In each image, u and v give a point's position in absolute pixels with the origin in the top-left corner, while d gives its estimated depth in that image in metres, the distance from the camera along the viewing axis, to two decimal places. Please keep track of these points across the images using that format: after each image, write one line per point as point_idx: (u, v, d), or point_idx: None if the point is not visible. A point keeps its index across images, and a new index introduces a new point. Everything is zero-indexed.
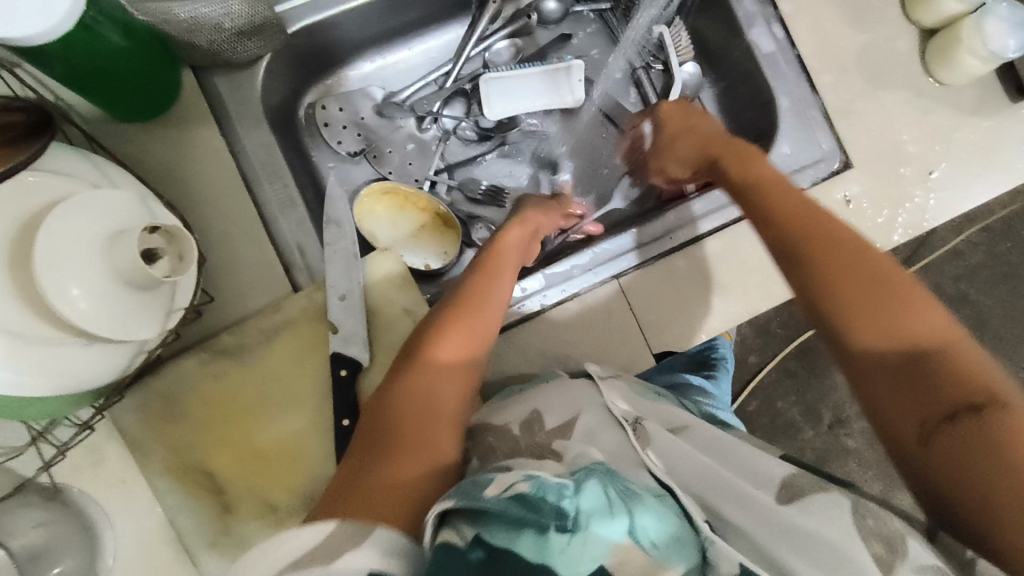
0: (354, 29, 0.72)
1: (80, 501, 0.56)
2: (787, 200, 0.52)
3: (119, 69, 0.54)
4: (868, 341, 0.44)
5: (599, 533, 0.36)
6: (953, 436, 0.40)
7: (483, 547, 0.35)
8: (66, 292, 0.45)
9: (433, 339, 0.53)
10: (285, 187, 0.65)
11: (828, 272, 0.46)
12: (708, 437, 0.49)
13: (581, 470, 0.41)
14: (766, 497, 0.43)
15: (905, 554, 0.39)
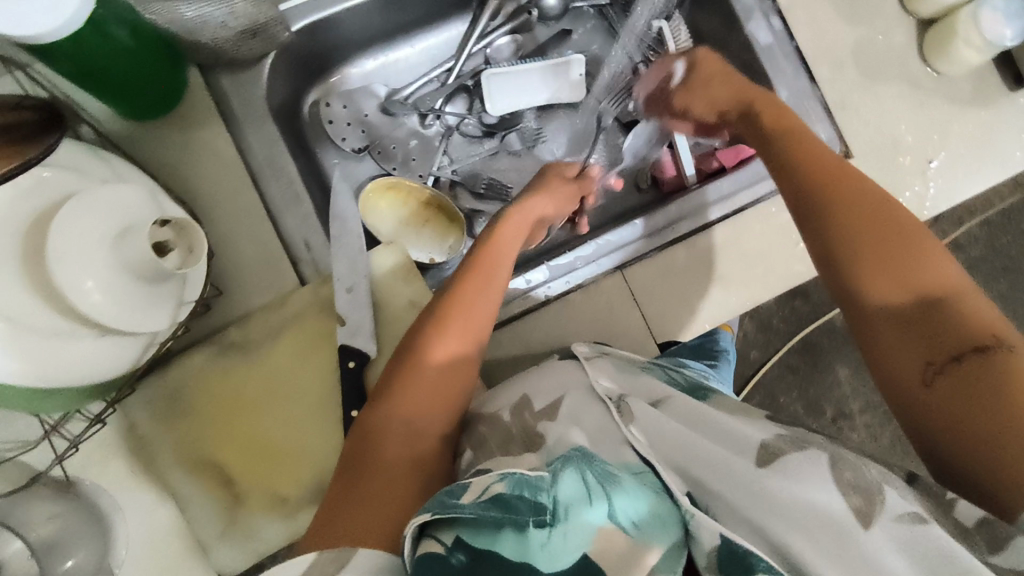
0: (356, 26, 0.73)
1: (93, 493, 0.57)
2: (811, 153, 0.52)
3: (127, 66, 0.54)
4: (879, 283, 0.45)
5: (579, 522, 0.39)
6: (955, 376, 0.41)
7: (464, 550, 0.39)
8: (81, 284, 0.46)
9: (427, 334, 0.53)
10: (289, 183, 0.65)
11: (849, 215, 0.47)
12: (687, 408, 0.48)
13: (558, 460, 0.43)
14: (744, 462, 0.42)
15: (883, 504, 0.38)
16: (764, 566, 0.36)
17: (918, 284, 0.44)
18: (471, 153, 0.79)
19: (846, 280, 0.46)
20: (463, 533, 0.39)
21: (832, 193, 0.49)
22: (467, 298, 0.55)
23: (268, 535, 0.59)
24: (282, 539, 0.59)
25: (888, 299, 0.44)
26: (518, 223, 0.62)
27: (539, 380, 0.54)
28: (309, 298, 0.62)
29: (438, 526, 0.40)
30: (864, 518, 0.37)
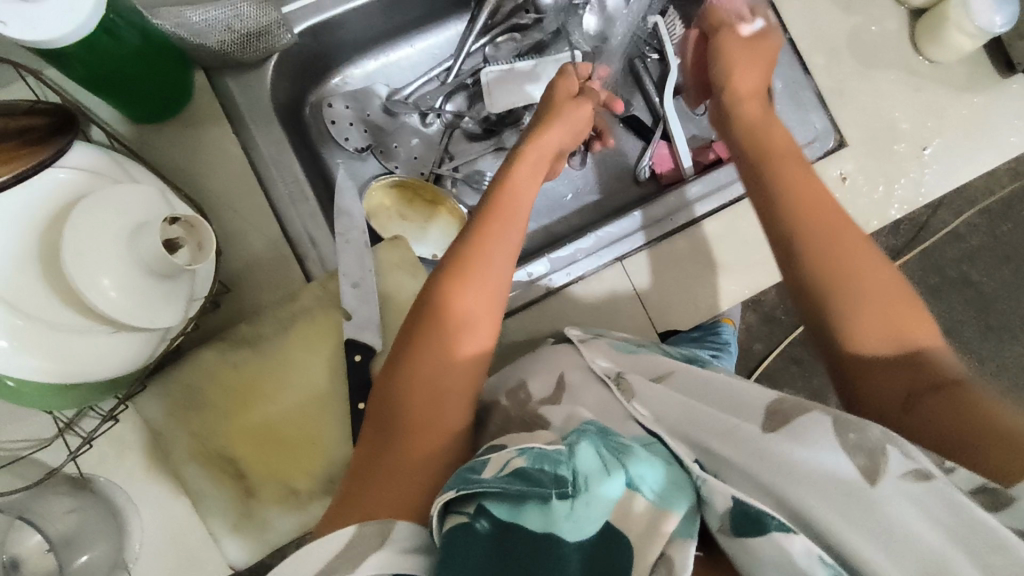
0: (358, 27, 0.74)
1: (107, 488, 0.59)
2: (794, 168, 0.54)
3: (137, 70, 0.56)
4: (865, 328, 0.47)
5: (599, 492, 0.39)
6: (936, 402, 0.44)
7: (489, 518, 0.38)
8: (98, 283, 0.47)
9: (440, 307, 0.52)
10: (297, 180, 0.67)
11: (838, 265, 0.49)
12: (690, 381, 0.50)
13: (573, 436, 0.43)
14: (751, 425, 0.43)
15: (885, 467, 0.38)
16: (776, 524, 0.37)
17: (898, 327, 0.47)
18: (472, 150, 0.81)
19: (832, 324, 0.48)
20: (487, 504, 0.39)
21: (822, 243, 0.50)
22: (485, 261, 0.54)
23: (280, 527, 0.60)
24: (294, 530, 0.60)
25: (872, 343, 0.47)
26: (534, 161, 0.62)
27: (535, 364, 0.58)
28: (317, 293, 0.63)
29: (462, 499, 0.40)
30: (870, 474, 0.38)
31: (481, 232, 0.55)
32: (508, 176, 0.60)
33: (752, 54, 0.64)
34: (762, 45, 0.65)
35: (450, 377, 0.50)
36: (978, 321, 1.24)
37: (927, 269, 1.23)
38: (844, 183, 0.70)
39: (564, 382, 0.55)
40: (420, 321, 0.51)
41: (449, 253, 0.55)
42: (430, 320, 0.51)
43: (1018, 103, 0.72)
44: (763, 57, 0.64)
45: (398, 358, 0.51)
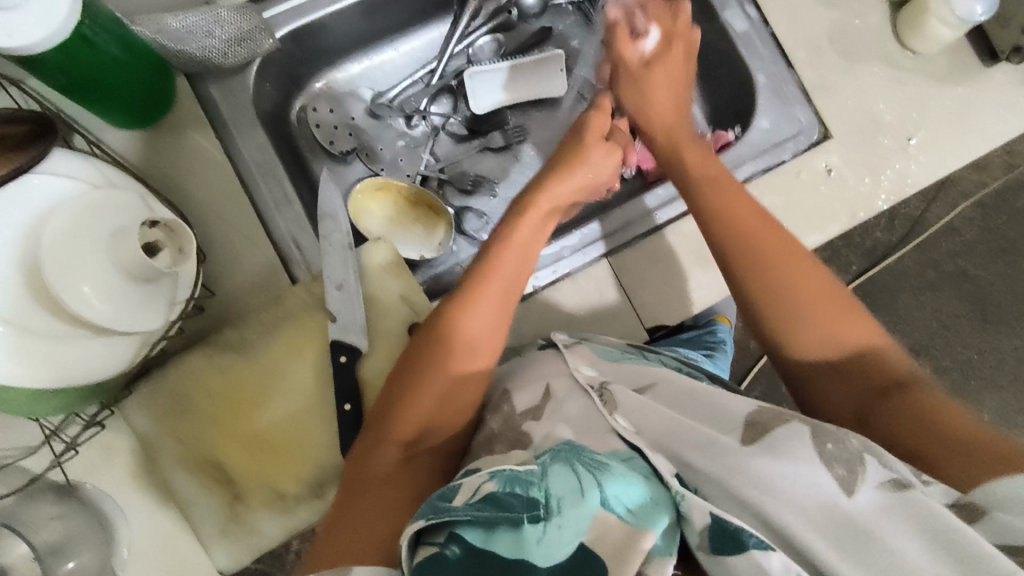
0: (341, 32, 0.75)
1: (93, 495, 0.59)
2: (729, 193, 0.57)
3: (117, 77, 0.56)
4: (805, 339, 0.50)
5: (573, 513, 0.39)
6: (886, 410, 0.47)
7: (459, 544, 0.39)
8: (80, 291, 0.48)
9: (434, 353, 0.52)
10: (281, 186, 0.67)
11: (766, 291, 0.52)
12: (676, 391, 0.50)
13: (547, 454, 0.43)
14: (730, 438, 0.43)
15: (864, 473, 0.39)
16: (755, 541, 0.37)
17: (837, 333, 0.50)
18: (458, 151, 0.81)
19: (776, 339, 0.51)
20: (458, 531, 0.39)
21: (753, 256, 0.53)
22: (484, 309, 0.54)
23: (268, 532, 0.59)
24: (283, 535, 0.60)
25: (816, 351, 0.50)
26: (548, 210, 0.60)
27: (524, 376, 0.55)
28: (301, 297, 0.63)
29: (434, 529, 0.40)
30: (847, 485, 0.39)
31: (481, 276, 0.55)
32: (520, 224, 0.58)
33: (667, 76, 0.66)
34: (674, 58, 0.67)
35: (447, 413, 0.52)
36: (976, 314, 1.23)
37: (922, 264, 1.22)
38: (830, 176, 0.70)
39: (550, 395, 0.52)
40: (412, 367, 0.52)
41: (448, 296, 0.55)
42: (428, 361, 0.52)
43: (1002, 93, 0.72)
44: (676, 76, 0.66)
45: (388, 402, 0.52)
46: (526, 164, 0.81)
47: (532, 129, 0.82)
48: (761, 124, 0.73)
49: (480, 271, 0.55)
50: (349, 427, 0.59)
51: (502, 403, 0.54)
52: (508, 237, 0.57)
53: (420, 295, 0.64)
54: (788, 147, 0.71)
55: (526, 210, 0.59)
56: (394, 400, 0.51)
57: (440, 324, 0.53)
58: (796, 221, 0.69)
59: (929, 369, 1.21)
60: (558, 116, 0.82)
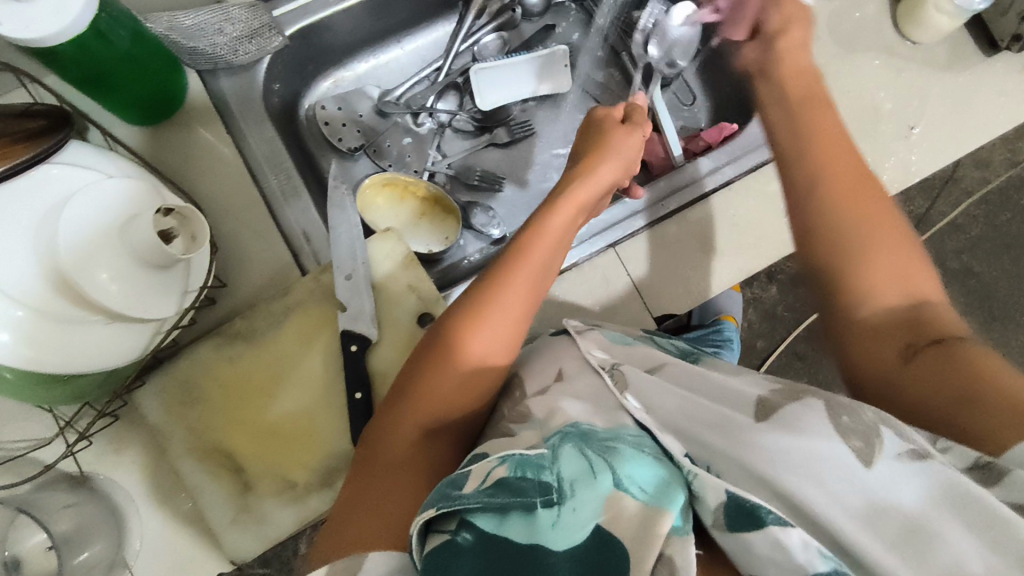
0: (347, 30, 0.76)
1: (107, 486, 0.59)
2: (827, 123, 0.56)
3: (129, 74, 0.57)
4: (871, 277, 0.48)
5: (585, 494, 0.39)
6: (931, 355, 0.44)
7: (471, 530, 0.39)
8: (96, 277, 0.49)
9: (457, 336, 0.51)
10: (289, 177, 0.68)
11: (855, 217, 0.50)
12: (685, 371, 0.50)
13: (556, 436, 0.44)
14: (744, 417, 0.43)
15: (882, 447, 0.38)
16: (774, 517, 0.35)
17: (906, 278, 0.48)
18: (465, 147, 0.82)
19: (838, 271, 0.49)
20: (470, 518, 0.39)
21: (832, 186, 0.52)
22: (508, 293, 0.52)
23: (278, 521, 0.59)
24: (293, 525, 0.59)
25: (883, 292, 0.48)
26: (582, 199, 0.60)
27: (535, 363, 0.56)
28: (309, 287, 0.63)
29: (445, 517, 0.40)
30: (865, 458, 0.38)
31: (514, 260, 0.54)
32: (549, 215, 0.58)
33: (762, 42, 0.63)
34: (811, 62, 0.62)
35: (459, 405, 0.51)
36: (983, 312, 1.23)
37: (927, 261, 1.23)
38: None
39: (561, 376, 0.52)
40: (436, 347, 0.51)
41: (465, 292, 0.53)
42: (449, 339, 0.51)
43: (1001, 81, 0.72)
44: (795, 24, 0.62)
45: (401, 393, 0.51)
46: (533, 158, 0.82)
47: (539, 124, 0.83)
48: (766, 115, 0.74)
49: (504, 265, 0.54)
50: (359, 417, 0.59)
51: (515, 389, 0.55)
52: (540, 224, 0.57)
53: (428, 284, 0.65)
54: None
55: (562, 196, 0.59)
56: (417, 379, 0.50)
57: (452, 325, 0.51)
58: None
59: None
60: (563, 111, 0.83)
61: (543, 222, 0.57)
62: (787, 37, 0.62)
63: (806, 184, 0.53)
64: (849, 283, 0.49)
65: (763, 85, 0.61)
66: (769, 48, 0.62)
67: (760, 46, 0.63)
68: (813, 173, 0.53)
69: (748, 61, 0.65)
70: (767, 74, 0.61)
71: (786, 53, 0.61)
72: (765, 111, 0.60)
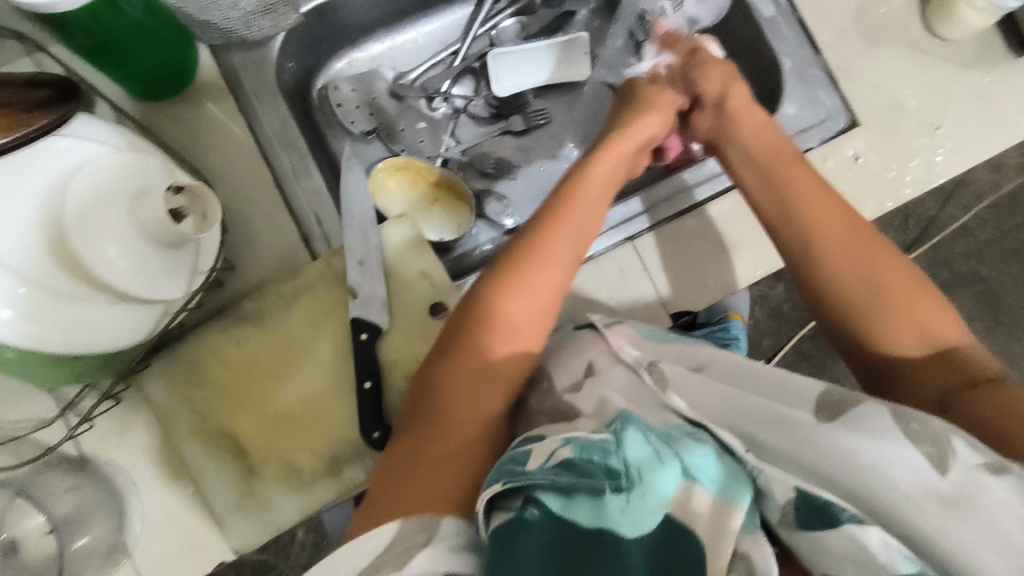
0: (363, 9, 0.74)
1: (106, 469, 0.57)
2: (801, 180, 0.57)
3: (139, 45, 0.55)
4: (889, 323, 0.49)
5: (654, 481, 0.39)
6: (970, 402, 0.45)
7: (538, 506, 0.39)
8: (104, 253, 0.47)
9: (498, 292, 0.52)
10: (301, 156, 0.66)
11: (859, 270, 0.51)
12: (730, 369, 0.51)
13: (618, 421, 0.44)
14: (804, 414, 0.44)
15: (953, 453, 0.39)
16: (848, 516, 0.37)
17: (924, 320, 0.49)
18: (480, 134, 0.80)
19: (855, 325, 0.50)
20: (537, 494, 0.39)
21: (823, 247, 0.53)
22: (546, 250, 0.54)
23: (284, 509, 0.58)
24: (297, 513, 0.58)
25: (906, 340, 0.49)
26: (615, 161, 0.61)
27: (562, 354, 0.58)
28: (321, 270, 0.62)
29: (509, 494, 0.40)
30: (940, 465, 0.39)
31: (548, 223, 0.55)
32: (586, 172, 0.59)
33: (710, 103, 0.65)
34: (765, 113, 0.64)
35: (503, 369, 0.51)
36: (988, 318, 1.22)
37: (936, 264, 1.22)
38: (856, 163, 0.69)
39: (592, 370, 0.54)
40: (479, 303, 0.52)
41: (506, 248, 0.55)
42: (485, 307, 0.52)
43: None
44: (736, 79, 0.65)
45: (443, 353, 0.51)
46: (550, 147, 0.80)
47: (555, 113, 0.81)
48: (787, 110, 0.72)
49: (545, 219, 0.56)
50: (370, 406, 0.58)
51: (542, 379, 0.57)
52: (578, 179, 0.59)
53: (442, 271, 0.63)
54: (814, 133, 0.71)
55: (597, 156, 0.61)
56: (458, 337, 0.51)
57: (490, 281, 0.53)
58: None
59: None
60: (580, 100, 0.81)
61: (580, 178, 0.59)
62: (734, 96, 0.64)
63: (802, 250, 0.54)
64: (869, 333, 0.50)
65: (731, 149, 0.63)
66: (719, 113, 0.64)
67: (710, 114, 0.65)
68: (804, 239, 0.54)
69: (704, 129, 0.66)
70: (731, 134, 0.63)
71: (737, 113, 0.63)
72: (737, 172, 0.61)
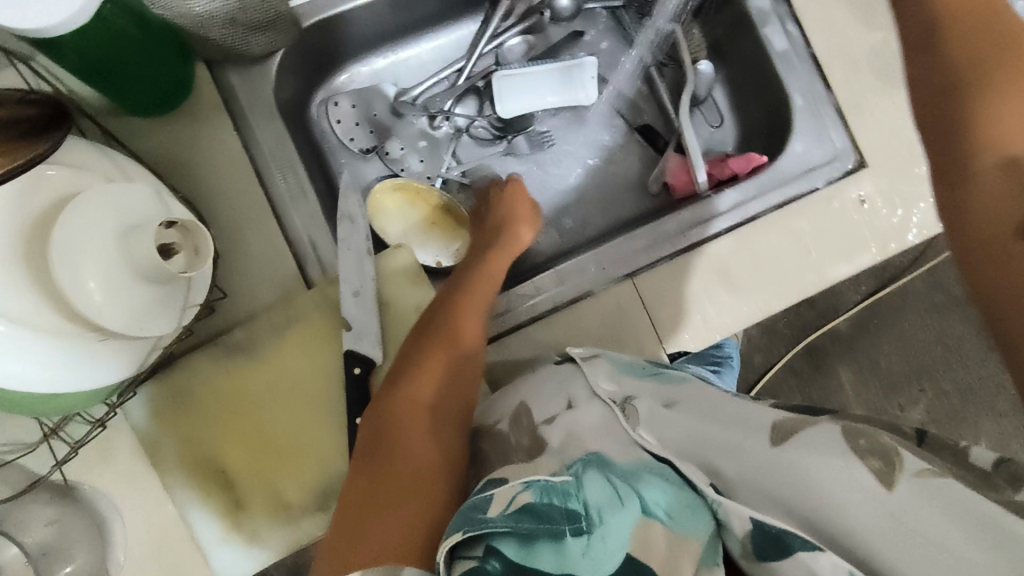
0: (366, 24, 0.72)
1: (91, 496, 0.56)
2: None
3: (128, 64, 0.53)
4: (1005, 116, 0.37)
5: (614, 522, 0.40)
6: None
7: (498, 558, 0.39)
8: (85, 288, 0.45)
9: (439, 332, 0.59)
10: (298, 178, 0.64)
11: (986, 48, 0.39)
12: (703, 404, 0.51)
13: (578, 464, 0.45)
14: (758, 442, 0.44)
15: (902, 464, 0.39)
16: (800, 544, 0.37)
17: None
18: (482, 156, 0.78)
19: (971, 115, 0.38)
20: (496, 544, 0.40)
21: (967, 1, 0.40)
22: (473, 295, 0.62)
23: (270, 542, 0.57)
24: (283, 548, 0.57)
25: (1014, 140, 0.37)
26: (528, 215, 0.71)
27: (539, 388, 0.57)
28: (314, 300, 0.61)
29: (470, 542, 0.41)
30: (885, 478, 0.39)
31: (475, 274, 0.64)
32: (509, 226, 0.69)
33: None
34: None
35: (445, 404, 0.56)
36: (977, 341, 1.24)
37: (929, 286, 1.23)
38: (862, 206, 0.68)
39: (571, 406, 0.54)
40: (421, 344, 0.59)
41: (443, 296, 0.62)
42: (426, 344, 0.58)
43: None
44: None
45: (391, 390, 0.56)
46: (553, 171, 0.79)
47: (559, 136, 0.80)
48: (795, 149, 0.70)
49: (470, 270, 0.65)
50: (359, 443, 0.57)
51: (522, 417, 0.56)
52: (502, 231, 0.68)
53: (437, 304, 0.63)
54: (822, 173, 0.69)
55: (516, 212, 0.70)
56: (404, 375, 0.57)
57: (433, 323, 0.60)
58: (824, 247, 0.67)
59: (927, 393, 1.23)
60: (585, 126, 0.80)
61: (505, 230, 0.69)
62: None
63: (938, 16, 0.40)
64: (985, 138, 0.38)
65: None
66: None
67: None
68: None
69: None
70: None
71: None
72: None
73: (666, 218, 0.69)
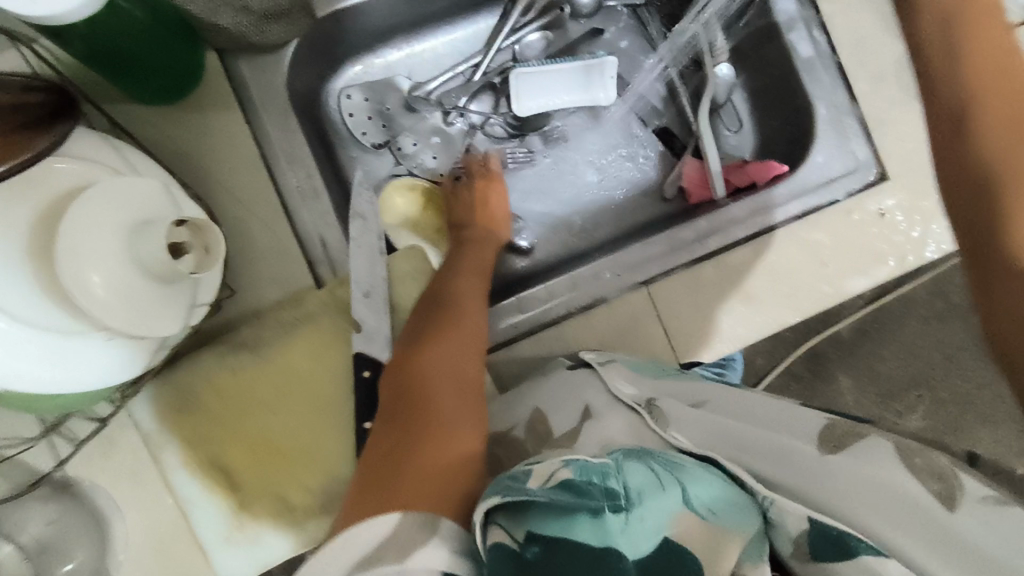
0: (381, 16, 0.70)
1: (92, 494, 0.55)
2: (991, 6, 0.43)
3: (135, 52, 0.51)
4: None
5: (653, 505, 0.41)
6: None
7: (539, 543, 0.38)
8: (89, 284, 0.43)
9: (448, 302, 0.59)
10: (310, 177, 0.63)
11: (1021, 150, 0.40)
12: (731, 406, 0.51)
13: (619, 453, 0.45)
14: (809, 447, 0.45)
15: (962, 487, 0.40)
16: (865, 546, 0.39)
17: None
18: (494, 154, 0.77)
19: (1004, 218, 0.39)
20: (535, 516, 0.38)
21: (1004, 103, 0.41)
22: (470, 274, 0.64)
23: (273, 544, 0.56)
24: (286, 549, 0.57)
25: None
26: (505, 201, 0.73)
27: (549, 393, 0.57)
28: (324, 300, 0.60)
29: (506, 511, 0.40)
30: (947, 500, 0.40)
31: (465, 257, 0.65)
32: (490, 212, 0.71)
33: None
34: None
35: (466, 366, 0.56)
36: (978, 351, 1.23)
37: (933, 294, 1.22)
38: (882, 218, 0.67)
39: (588, 412, 0.54)
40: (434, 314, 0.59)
41: (445, 271, 0.63)
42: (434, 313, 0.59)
43: None
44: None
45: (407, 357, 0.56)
46: (570, 167, 0.78)
47: (574, 135, 0.78)
48: (816, 159, 0.69)
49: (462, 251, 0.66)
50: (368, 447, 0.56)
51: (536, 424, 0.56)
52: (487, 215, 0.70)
53: None
54: (843, 184, 0.68)
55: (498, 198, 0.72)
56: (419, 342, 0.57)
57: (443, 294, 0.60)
58: (842, 259, 0.66)
59: (926, 400, 1.22)
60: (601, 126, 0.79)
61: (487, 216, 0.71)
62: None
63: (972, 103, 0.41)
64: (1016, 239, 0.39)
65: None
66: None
67: None
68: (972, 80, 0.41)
69: None
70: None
71: None
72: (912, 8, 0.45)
73: (682, 225, 0.68)
